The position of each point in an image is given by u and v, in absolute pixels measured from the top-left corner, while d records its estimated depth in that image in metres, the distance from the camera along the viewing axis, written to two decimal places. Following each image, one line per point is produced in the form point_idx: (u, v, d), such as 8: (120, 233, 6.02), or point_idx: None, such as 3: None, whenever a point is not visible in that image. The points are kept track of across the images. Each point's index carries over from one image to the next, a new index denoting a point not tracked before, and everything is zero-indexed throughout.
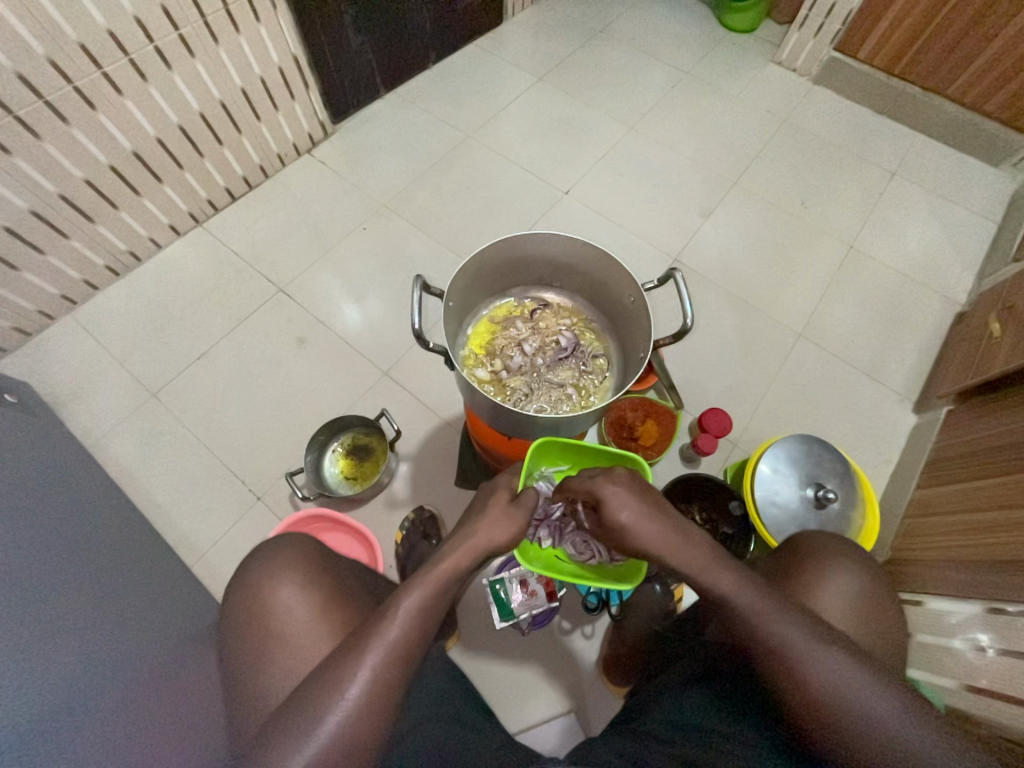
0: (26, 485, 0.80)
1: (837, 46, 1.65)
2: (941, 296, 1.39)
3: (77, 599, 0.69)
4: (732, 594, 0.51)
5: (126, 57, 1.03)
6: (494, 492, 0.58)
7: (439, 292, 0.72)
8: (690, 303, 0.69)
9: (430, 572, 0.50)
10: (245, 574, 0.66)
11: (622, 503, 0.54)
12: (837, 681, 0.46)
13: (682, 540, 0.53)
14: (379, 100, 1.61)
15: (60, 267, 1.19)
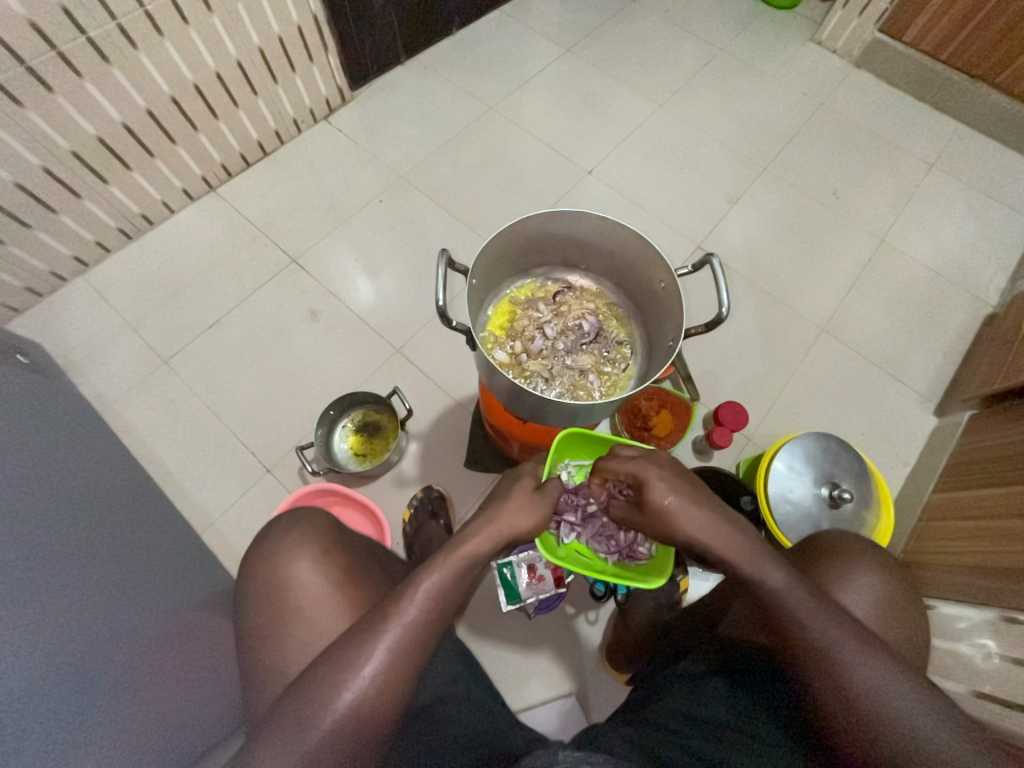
0: (37, 447, 0.79)
1: (882, 27, 1.56)
2: (973, 296, 1.35)
3: (85, 563, 0.69)
4: (782, 594, 0.50)
5: (141, 9, 0.98)
6: (518, 480, 0.58)
7: (463, 269, 0.70)
8: (725, 292, 0.66)
9: (451, 553, 0.50)
10: (263, 546, 0.66)
11: (666, 488, 0.56)
12: (875, 694, 0.45)
13: (730, 534, 0.54)
14: (399, 66, 1.55)
15: (71, 227, 1.17)
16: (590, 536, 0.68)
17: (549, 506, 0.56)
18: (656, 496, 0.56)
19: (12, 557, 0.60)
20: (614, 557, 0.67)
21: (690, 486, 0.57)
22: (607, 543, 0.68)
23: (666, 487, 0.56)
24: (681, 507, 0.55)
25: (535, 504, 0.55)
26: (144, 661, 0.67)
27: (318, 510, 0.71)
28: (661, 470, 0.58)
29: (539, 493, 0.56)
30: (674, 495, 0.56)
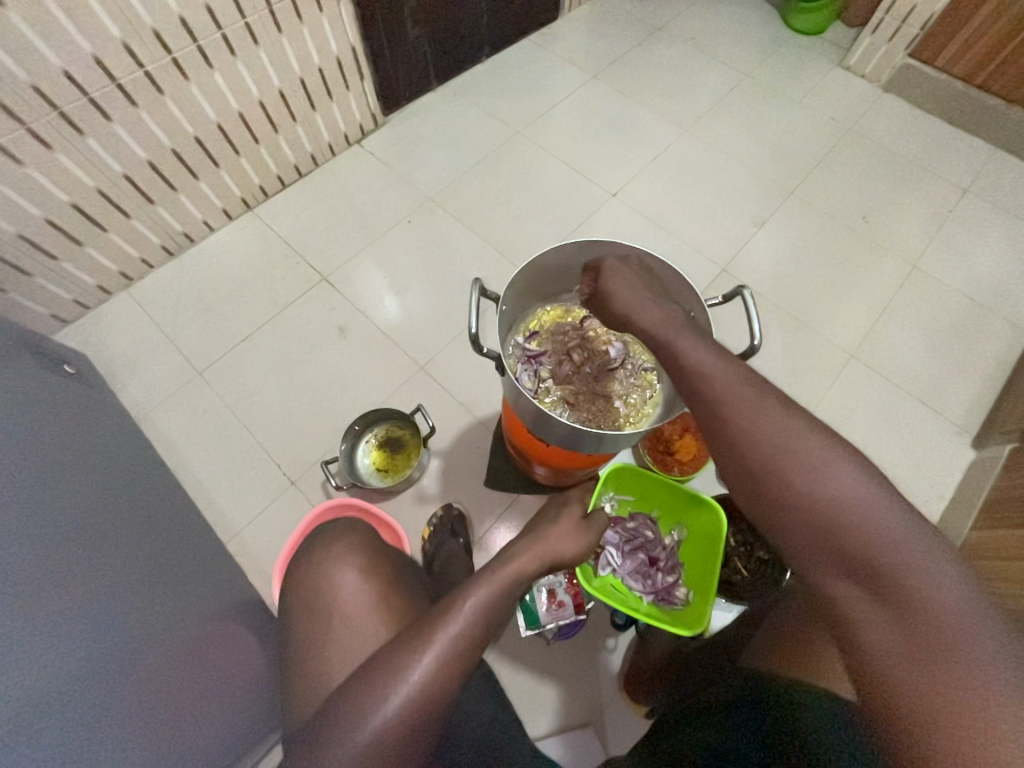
0: (78, 457, 0.83)
1: (912, 53, 1.55)
2: (1011, 323, 1.31)
3: (119, 573, 0.72)
4: (764, 428, 0.45)
5: (194, 44, 1.05)
6: (566, 506, 0.60)
7: (494, 296, 0.71)
8: (758, 323, 0.64)
9: (500, 569, 0.51)
10: (308, 556, 0.68)
11: (616, 276, 0.63)
12: (855, 502, 0.40)
13: (706, 366, 0.50)
14: (430, 92, 1.60)
15: (118, 245, 1.23)
16: (627, 573, 0.81)
17: (593, 535, 0.59)
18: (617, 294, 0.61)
19: (55, 565, 0.63)
20: (648, 597, 0.80)
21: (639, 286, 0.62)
22: (642, 582, 0.82)
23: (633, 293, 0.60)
24: (627, 291, 0.61)
25: (580, 532, 0.58)
26: (167, 671, 0.68)
27: (362, 523, 0.73)
28: (620, 266, 0.64)
29: (586, 522, 0.59)
30: (620, 279, 0.62)
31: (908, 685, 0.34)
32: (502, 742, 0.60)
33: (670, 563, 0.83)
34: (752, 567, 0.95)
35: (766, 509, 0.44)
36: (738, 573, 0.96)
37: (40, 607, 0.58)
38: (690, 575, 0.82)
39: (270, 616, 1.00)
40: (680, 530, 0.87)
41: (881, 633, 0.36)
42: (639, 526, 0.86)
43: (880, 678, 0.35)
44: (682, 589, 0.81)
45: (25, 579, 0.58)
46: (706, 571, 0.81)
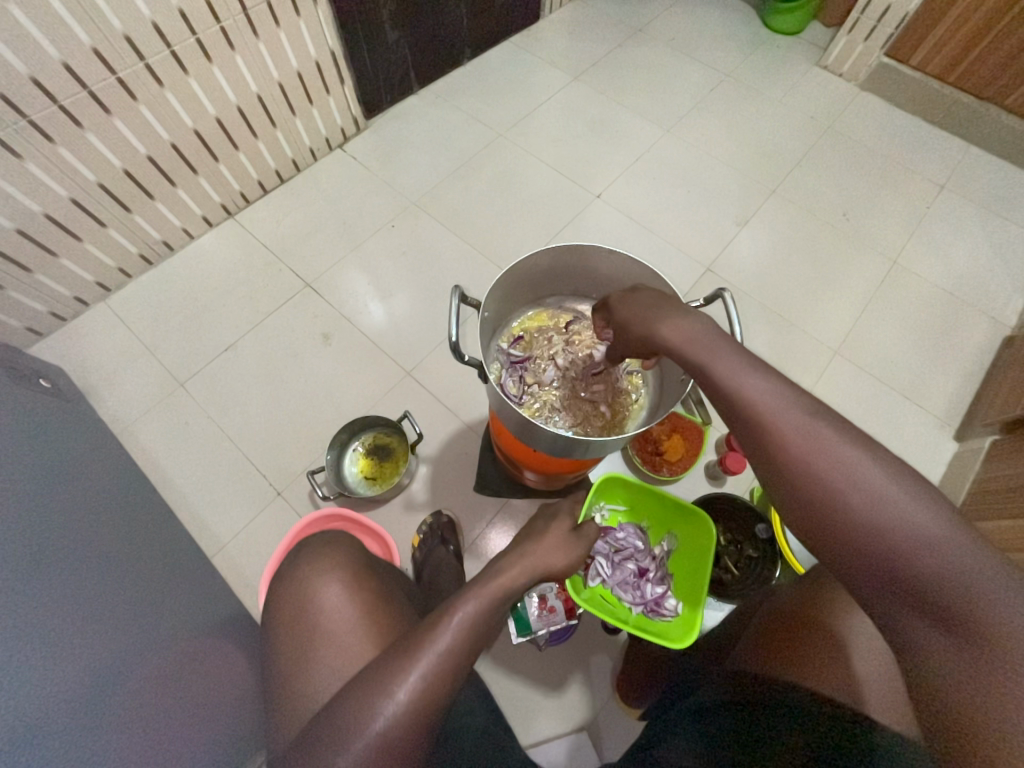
0: (55, 472, 0.81)
1: (888, 52, 1.58)
2: (989, 317, 1.33)
3: (100, 590, 0.70)
4: (807, 441, 0.42)
5: (168, 49, 1.03)
6: (555, 518, 0.60)
7: (475, 302, 0.70)
8: (739, 324, 0.63)
9: (489, 583, 0.50)
10: (292, 574, 0.67)
11: (620, 306, 0.59)
12: (906, 516, 0.37)
13: (736, 379, 0.46)
14: (412, 95, 1.59)
15: (95, 255, 1.21)
16: (617, 583, 0.81)
17: (581, 548, 0.59)
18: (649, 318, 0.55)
19: (35, 586, 0.61)
20: (638, 608, 0.79)
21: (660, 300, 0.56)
22: (631, 592, 0.81)
23: (661, 312, 0.54)
24: (643, 316, 0.55)
25: (570, 543, 0.57)
26: (151, 690, 0.67)
27: (348, 537, 0.72)
28: (622, 296, 0.61)
29: (575, 535, 0.59)
30: (628, 306, 0.58)
31: (978, 717, 0.31)
32: (492, 755, 0.59)
33: (660, 573, 0.83)
34: (742, 566, 0.96)
35: (813, 529, 0.41)
36: (729, 573, 0.96)
37: (24, 630, 0.56)
38: (679, 586, 0.82)
39: (257, 631, 0.98)
40: (669, 540, 0.87)
41: (948, 660, 0.33)
42: (629, 536, 0.86)
43: (951, 711, 0.32)
44: (672, 600, 0.80)
45: (3, 600, 0.56)
46: (696, 582, 0.82)
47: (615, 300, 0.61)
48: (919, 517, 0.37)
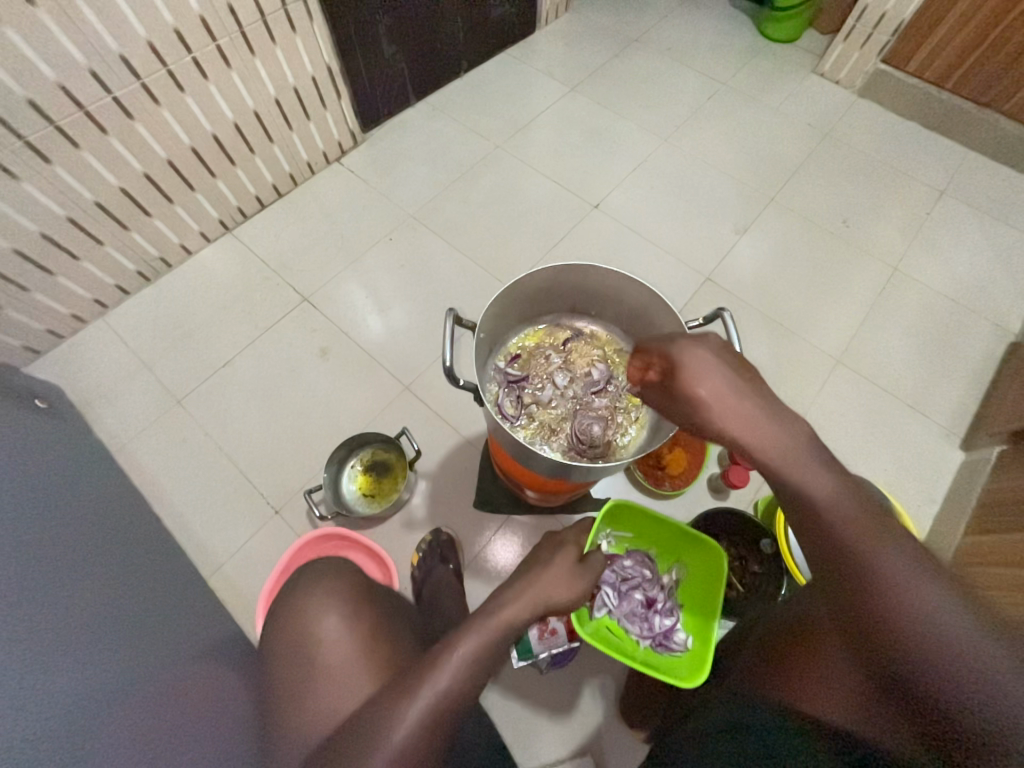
0: (52, 492, 0.80)
1: (884, 59, 1.58)
2: (992, 323, 1.32)
3: (99, 614, 0.69)
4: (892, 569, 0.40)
5: (164, 68, 1.03)
6: (562, 547, 0.58)
7: (471, 325, 0.69)
8: (739, 341, 0.63)
9: (491, 618, 0.49)
10: (290, 605, 0.65)
11: (704, 372, 0.50)
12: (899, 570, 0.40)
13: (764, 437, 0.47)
14: (410, 108, 1.60)
15: (93, 273, 1.20)
16: (623, 615, 0.80)
17: (587, 580, 0.56)
18: (731, 404, 0.49)
19: (35, 614, 0.61)
20: (646, 641, 0.78)
21: (747, 378, 0.51)
22: (639, 624, 0.79)
23: (748, 401, 0.49)
24: (726, 396, 0.49)
25: (577, 575, 0.55)
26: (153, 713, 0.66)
27: (346, 565, 0.71)
28: (706, 358, 0.51)
29: (581, 565, 0.57)
30: (712, 376, 0.50)
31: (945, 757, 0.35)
32: None
33: (668, 604, 0.81)
34: (746, 581, 0.94)
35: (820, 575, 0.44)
36: (733, 589, 0.94)
37: (25, 659, 0.56)
38: (688, 618, 0.80)
39: (256, 652, 0.96)
40: (678, 569, 0.85)
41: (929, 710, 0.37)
42: (636, 564, 0.84)
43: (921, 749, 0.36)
44: (681, 633, 0.78)
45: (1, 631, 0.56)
46: (705, 615, 0.79)
47: (688, 367, 0.50)
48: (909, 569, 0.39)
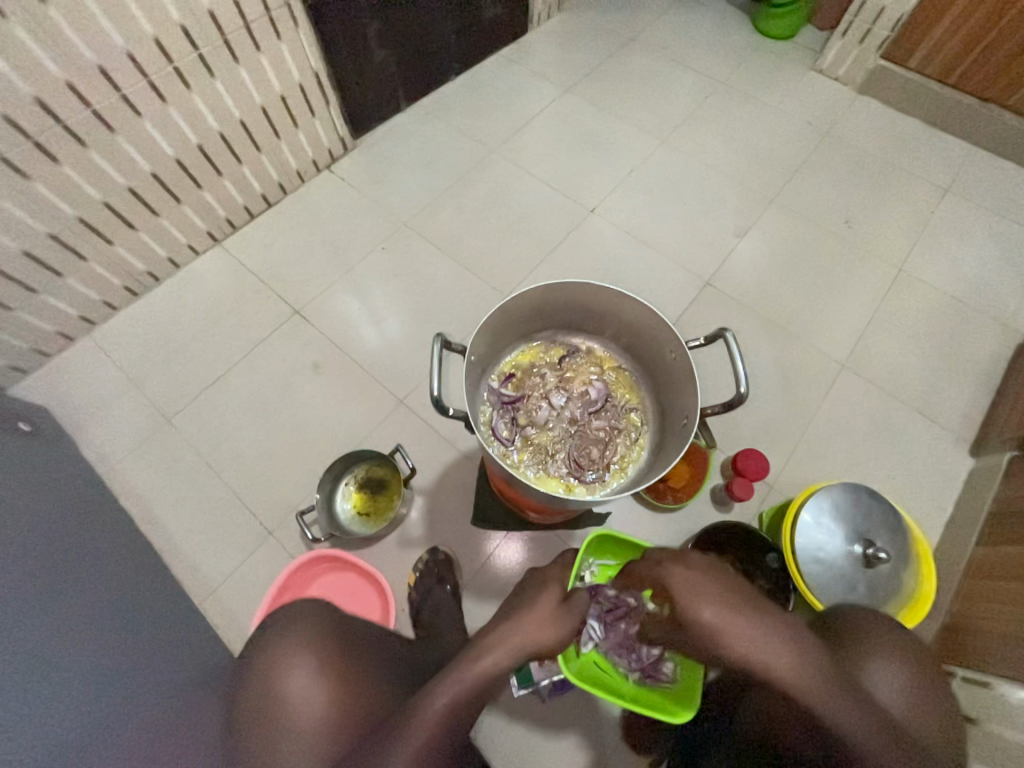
0: (37, 520, 0.78)
1: (884, 54, 1.54)
2: (1000, 324, 1.29)
3: (85, 650, 0.67)
4: (852, 728, 0.52)
5: (145, 79, 1.00)
6: (545, 589, 0.58)
7: (461, 348, 0.67)
8: (744, 370, 0.66)
9: (467, 674, 0.51)
10: (256, 664, 0.61)
11: (700, 600, 0.55)
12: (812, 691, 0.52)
13: (709, 616, 0.54)
14: (401, 113, 1.57)
15: (78, 289, 1.18)
16: (611, 650, 0.64)
17: (574, 621, 0.55)
18: (732, 628, 0.54)
19: (20, 650, 0.59)
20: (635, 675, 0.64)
21: (741, 595, 0.56)
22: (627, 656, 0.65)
23: (746, 619, 0.54)
24: (727, 625, 0.54)
25: (559, 619, 0.55)
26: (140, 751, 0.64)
27: (310, 600, 0.66)
28: (694, 583, 0.56)
29: (566, 605, 0.56)
30: (708, 603, 0.55)
31: None
32: None
33: None
34: None
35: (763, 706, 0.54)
36: None
37: (13, 693, 0.55)
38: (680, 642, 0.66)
39: None
40: None
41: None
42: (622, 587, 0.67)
43: None
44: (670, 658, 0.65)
45: None
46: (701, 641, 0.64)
47: (685, 598, 0.56)
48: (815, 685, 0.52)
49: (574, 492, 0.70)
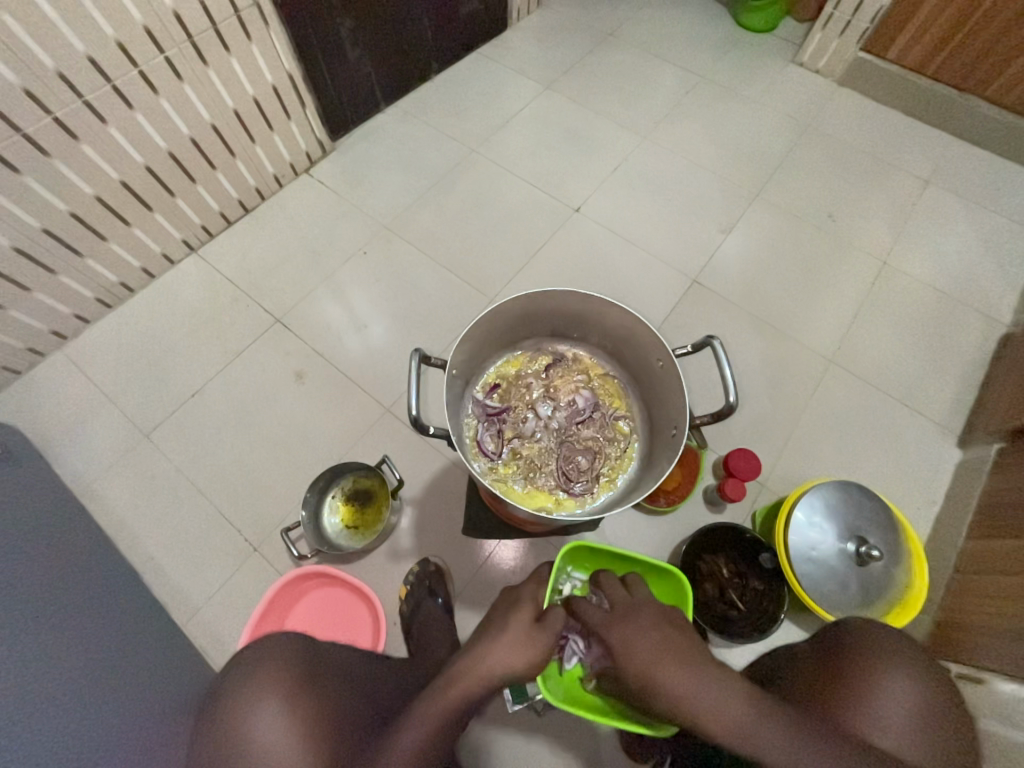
0: (9, 545, 0.75)
1: (864, 46, 1.54)
2: (984, 314, 1.30)
3: (62, 680, 0.64)
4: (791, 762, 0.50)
5: (109, 84, 0.96)
6: (518, 609, 0.61)
7: (441, 363, 0.67)
8: (732, 378, 0.65)
9: (433, 705, 0.55)
10: (220, 711, 0.58)
11: (629, 643, 0.59)
12: (742, 726, 0.53)
13: (635, 659, 0.58)
14: (380, 113, 1.53)
15: (47, 303, 1.14)
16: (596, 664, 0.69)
17: (547, 639, 0.59)
18: (657, 675, 0.56)
19: None
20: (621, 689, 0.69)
21: (670, 644, 0.58)
22: None
23: (671, 664, 0.56)
24: (652, 665, 0.57)
25: (532, 639, 0.58)
26: None
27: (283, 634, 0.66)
28: (625, 628, 0.61)
29: (539, 625, 0.60)
30: (634, 647, 0.59)
31: None
32: None
33: None
34: (749, 598, 0.92)
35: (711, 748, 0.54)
36: (735, 608, 0.91)
37: None
38: None
39: None
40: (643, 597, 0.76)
41: None
42: None
43: None
44: None
45: None
46: None
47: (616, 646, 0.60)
48: (741, 719, 0.53)
49: (563, 505, 0.68)
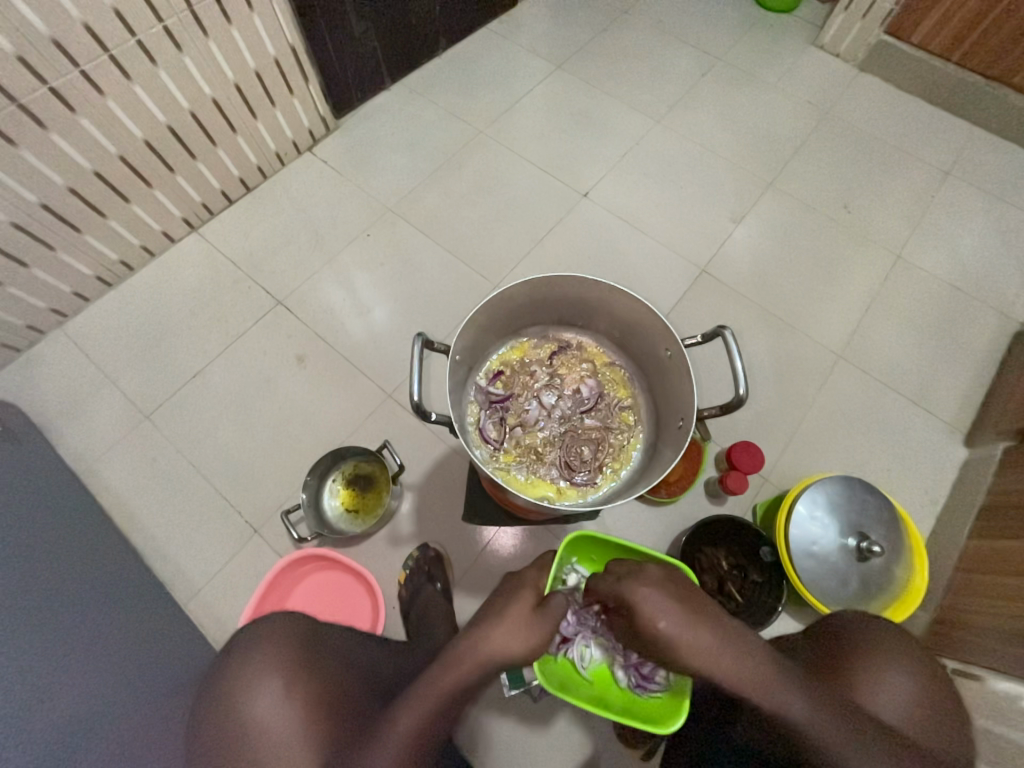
0: (9, 522, 0.75)
1: (888, 30, 1.48)
2: (998, 311, 1.27)
3: (65, 654, 0.65)
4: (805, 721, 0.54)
5: (105, 54, 0.93)
6: (519, 594, 0.61)
7: (444, 347, 0.65)
8: (742, 370, 0.64)
9: (428, 691, 0.55)
10: (218, 692, 0.59)
11: (658, 610, 0.55)
12: (765, 688, 0.54)
13: (664, 627, 0.55)
14: (386, 91, 1.49)
15: (46, 280, 1.12)
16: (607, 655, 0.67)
17: (547, 629, 0.58)
18: (689, 641, 0.55)
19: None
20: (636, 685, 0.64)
21: (695, 605, 0.57)
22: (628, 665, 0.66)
23: (701, 630, 0.55)
24: (683, 633, 0.55)
25: (532, 624, 0.58)
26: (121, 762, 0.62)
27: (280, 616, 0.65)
28: (653, 594, 0.56)
29: (540, 613, 0.59)
30: (665, 617, 0.55)
31: None
32: None
33: None
34: (747, 590, 0.92)
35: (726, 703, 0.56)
36: (732, 600, 0.91)
37: None
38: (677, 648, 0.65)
39: None
40: None
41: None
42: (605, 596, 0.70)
43: None
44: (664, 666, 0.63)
45: None
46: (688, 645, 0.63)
47: (645, 612, 0.56)
48: (766, 681, 0.55)
49: (565, 494, 0.68)
